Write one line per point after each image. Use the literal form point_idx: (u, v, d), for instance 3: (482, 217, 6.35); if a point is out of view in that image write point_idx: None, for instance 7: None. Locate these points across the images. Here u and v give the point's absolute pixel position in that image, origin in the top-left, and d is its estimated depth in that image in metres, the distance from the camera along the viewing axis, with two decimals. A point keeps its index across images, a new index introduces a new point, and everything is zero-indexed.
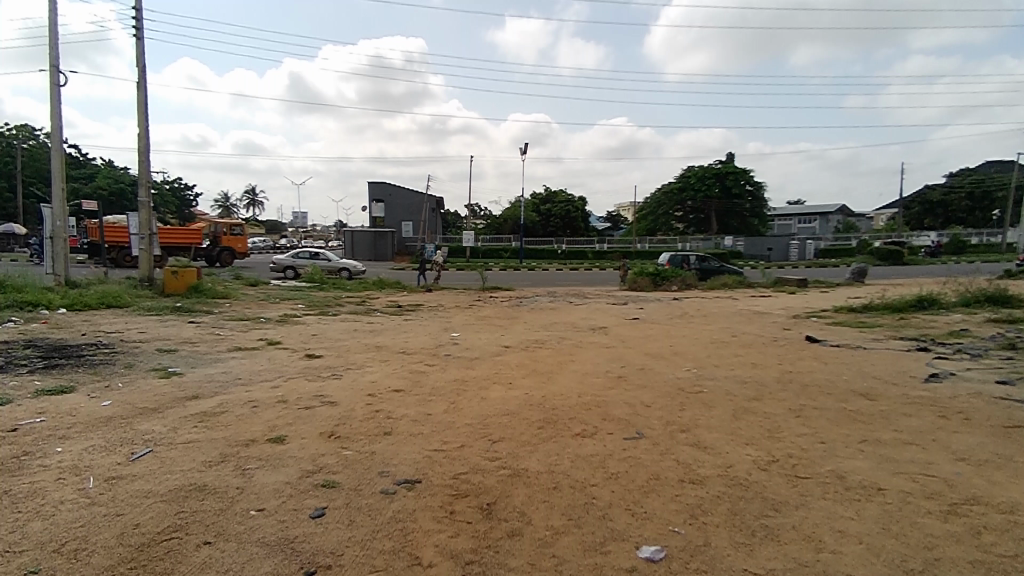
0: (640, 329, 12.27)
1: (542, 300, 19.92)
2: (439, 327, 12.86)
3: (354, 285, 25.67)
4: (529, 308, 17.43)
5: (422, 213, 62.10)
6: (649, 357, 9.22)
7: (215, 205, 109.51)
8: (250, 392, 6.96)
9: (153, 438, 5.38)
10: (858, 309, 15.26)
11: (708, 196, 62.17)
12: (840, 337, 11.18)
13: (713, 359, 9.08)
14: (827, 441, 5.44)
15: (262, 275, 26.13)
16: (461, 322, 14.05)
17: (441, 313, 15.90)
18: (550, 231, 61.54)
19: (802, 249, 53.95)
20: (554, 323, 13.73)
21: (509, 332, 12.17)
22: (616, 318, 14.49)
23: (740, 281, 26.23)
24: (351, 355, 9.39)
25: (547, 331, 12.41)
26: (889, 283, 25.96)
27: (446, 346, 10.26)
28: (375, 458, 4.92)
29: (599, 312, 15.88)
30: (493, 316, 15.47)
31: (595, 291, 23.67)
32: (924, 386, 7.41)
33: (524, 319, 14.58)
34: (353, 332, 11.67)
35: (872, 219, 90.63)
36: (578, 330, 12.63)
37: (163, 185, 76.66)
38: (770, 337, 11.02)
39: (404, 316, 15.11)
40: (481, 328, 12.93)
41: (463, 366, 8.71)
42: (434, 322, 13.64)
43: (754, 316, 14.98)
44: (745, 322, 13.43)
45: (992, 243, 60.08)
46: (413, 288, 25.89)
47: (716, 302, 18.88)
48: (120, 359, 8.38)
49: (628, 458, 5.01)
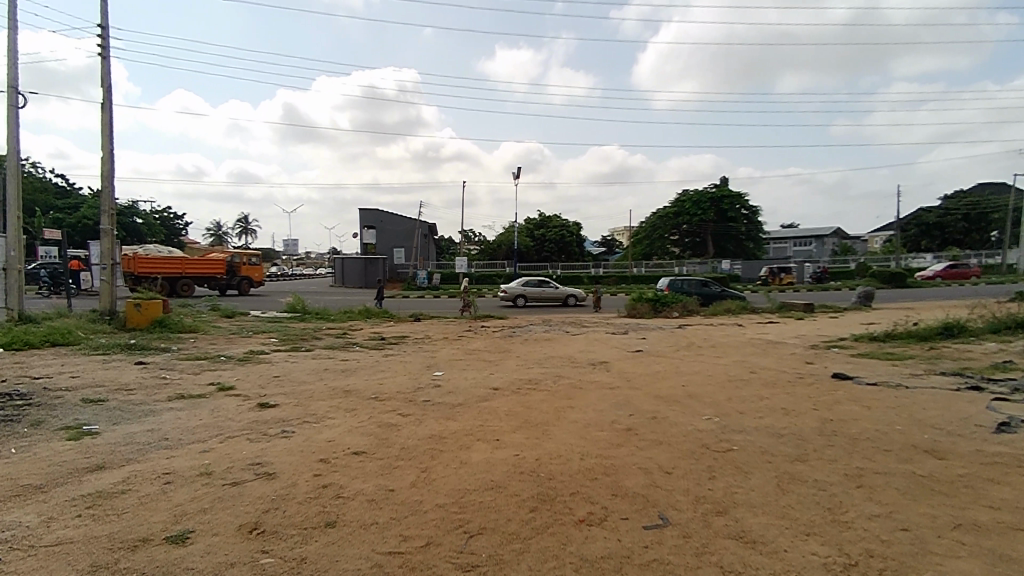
0: (645, 365, 10.95)
1: (537, 330, 18.62)
2: (420, 364, 11.50)
3: (338, 314, 24.32)
4: (523, 339, 16.11)
5: (414, 239, 60.95)
6: (660, 402, 7.88)
7: (208, 234, 108.47)
8: (172, 461, 5.56)
9: (11, 540, 3.99)
10: (880, 337, 13.99)
11: (704, 219, 61.48)
12: (872, 372, 9.88)
13: (735, 403, 7.76)
14: (912, 530, 4.11)
15: (242, 306, 24.78)
16: (447, 357, 12.71)
17: (427, 347, 14.57)
18: (544, 256, 60.48)
19: (801, 272, 53.12)
20: (550, 358, 12.41)
21: (500, 370, 10.83)
22: (618, 351, 13.18)
23: (744, 307, 25.07)
24: (312, 402, 8.02)
25: (542, 368, 11.07)
26: (899, 307, 24.85)
27: (425, 389, 8.90)
28: (303, 570, 3.55)
29: (598, 344, 14.57)
30: (483, 350, 14.14)
31: (592, 319, 22.41)
32: (999, 438, 6.09)
33: (516, 354, 13.24)
34: (321, 371, 10.31)
35: (868, 242, 90.43)
36: (576, 366, 11.29)
37: (151, 214, 75.61)
38: (793, 373, 9.72)
39: (385, 351, 13.76)
40: (468, 364, 11.62)
41: (442, 416, 7.36)
42: (417, 358, 12.30)
43: (769, 346, 13.69)
44: (760, 354, 12.13)
45: (992, 264, 59.61)
46: (401, 317, 24.56)
47: (723, 331, 17.61)
48: (29, 415, 6.99)
49: (652, 562, 3.66)
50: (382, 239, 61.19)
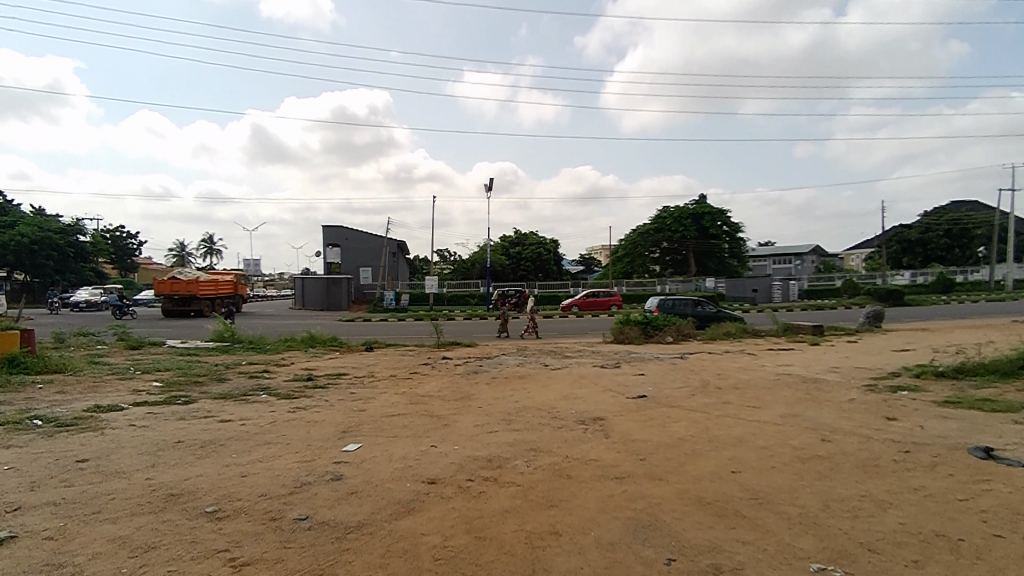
0: (658, 426, 7.57)
1: (508, 362, 15.19)
2: (333, 424, 8.00)
3: (274, 342, 20.52)
4: (490, 376, 12.69)
5: (380, 257, 56.91)
6: (711, 518, 4.50)
7: (167, 256, 102.84)
8: None
9: None
10: (949, 372, 10.90)
11: (685, 236, 58.87)
12: (999, 435, 6.70)
13: (847, 522, 4.39)
14: None
15: (159, 334, 20.88)
16: (380, 409, 9.24)
17: (361, 390, 11.10)
18: (520, 275, 57.21)
19: (786, 290, 50.75)
20: (522, 409, 9.05)
21: (450, 434, 7.41)
22: (612, 397, 9.79)
23: (746, 329, 21.99)
24: (85, 531, 4.46)
25: (510, 429, 7.66)
26: (919, 329, 22.03)
27: (311, 484, 5.39)
28: None
29: (584, 383, 11.27)
30: (433, 394, 10.68)
31: (573, 346, 19.05)
32: None
33: (476, 402, 9.78)
34: (168, 447, 6.72)
35: (845, 260, 89.50)
36: (558, 425, 7.90)
37: (97, 233, 70.14)
38: (887, 445, 6.43)
39: (301, 397, 10.20)
40: (403, 423, 8.12)
41: (308, 568, 3.83)
42: (336, 413, 8.84)
43: (808, 386, 10.48)
44: (810, 403, 8.85)
45: (979, 281, 58.11)
46: (351, 345, 20.94)
47: (734, 362, 14.41)
48: None
49: None
50: (347, 257, 57.30)
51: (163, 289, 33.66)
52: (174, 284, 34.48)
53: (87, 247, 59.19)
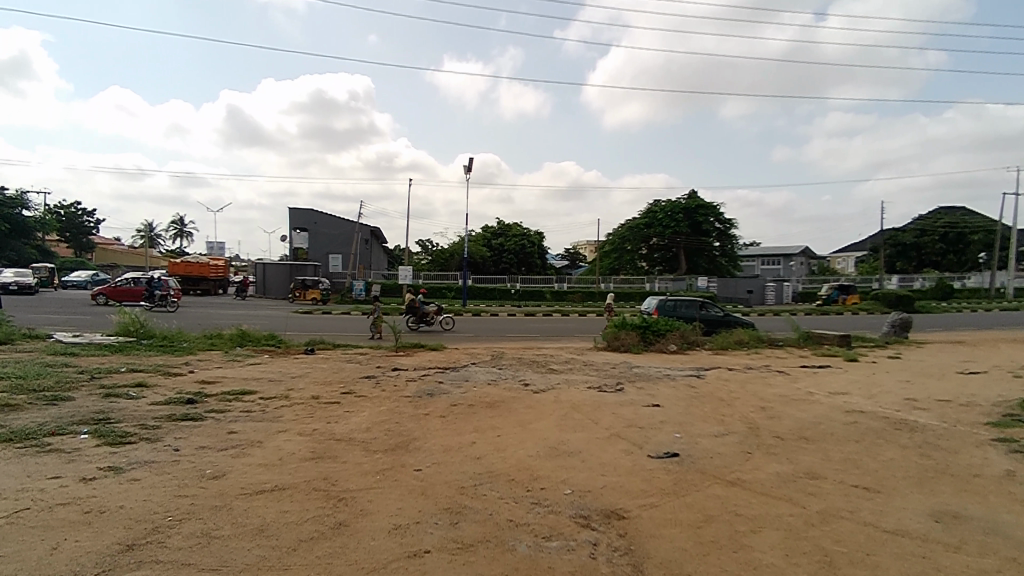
0: (732, 545, 4.06)
1: (477, 378, 11.66)
2: (128, 522, 4.32)
3: (193, 339, 16.68)
4: (450, 403, 9.12)
5: (352, 244, 52.65)
6: None
7: (135, 237, 97.44)
8: None
9: None
10: None
11: (676, 232, 55.75)
12: None
13: None
14: None
15: (49, 327, 16.89)
16: (246, 474, 5.61)
17: (247, 428, 7.40)
18: (501, 268, 53.66)
19: (780, 292, 47.95)
20: (484, 482, 5.46)
21: (331, 560, 3.79)
22: (632, 455, 6.29)
23: (761, 338, 18.71)
24: None
25: (452, 546, 4.05)
26: (960, 344, 18.89)
27: None
28: None
29: (581, 424, 7.67)
30: (355, 438, 7.06)
31: (559, 355, 15.61)
32: None
33: (411, 460, 6.15)
34: None
35: (834, 263, 87.22)
36: (546, 531, 4.35)
37: (47, 209, 64.81)
38: None
39: (138, 443, 6.49)
40: (264, 518, 4.47)
41: None
42: (162, 486, 5.15)
43: (912, 439, 7.03)
44: (958, 485, 5.39)
45: (979, 287, 55.68)
46: (291, 344, 17.27)
47: (772, 388, 11.06)
48: None
49: None
50: (316, 243, 53.18)
51: (178, 271, 39.80)
52: (188, 266, 40.80)
53: (31, 223, 54.19)
